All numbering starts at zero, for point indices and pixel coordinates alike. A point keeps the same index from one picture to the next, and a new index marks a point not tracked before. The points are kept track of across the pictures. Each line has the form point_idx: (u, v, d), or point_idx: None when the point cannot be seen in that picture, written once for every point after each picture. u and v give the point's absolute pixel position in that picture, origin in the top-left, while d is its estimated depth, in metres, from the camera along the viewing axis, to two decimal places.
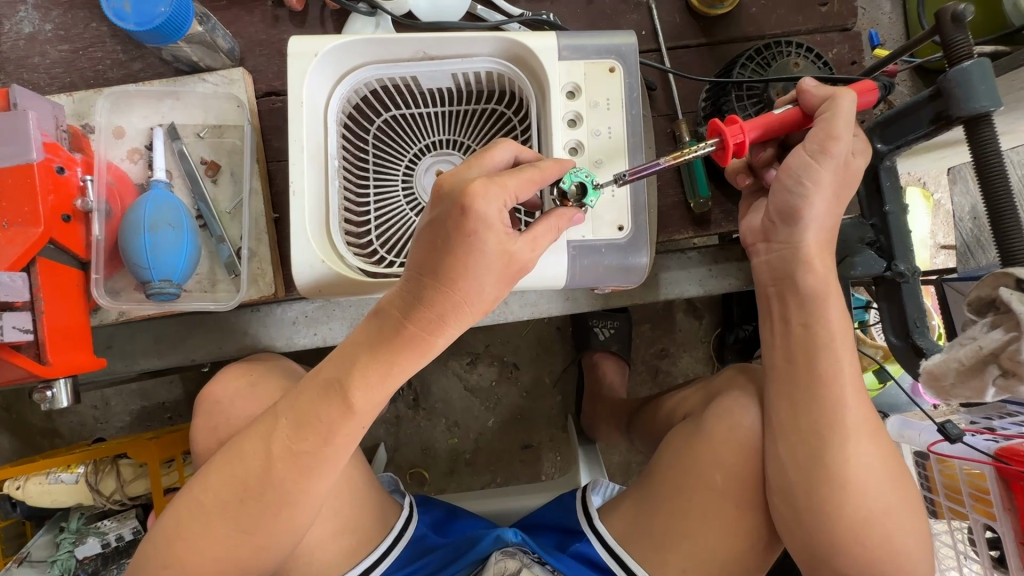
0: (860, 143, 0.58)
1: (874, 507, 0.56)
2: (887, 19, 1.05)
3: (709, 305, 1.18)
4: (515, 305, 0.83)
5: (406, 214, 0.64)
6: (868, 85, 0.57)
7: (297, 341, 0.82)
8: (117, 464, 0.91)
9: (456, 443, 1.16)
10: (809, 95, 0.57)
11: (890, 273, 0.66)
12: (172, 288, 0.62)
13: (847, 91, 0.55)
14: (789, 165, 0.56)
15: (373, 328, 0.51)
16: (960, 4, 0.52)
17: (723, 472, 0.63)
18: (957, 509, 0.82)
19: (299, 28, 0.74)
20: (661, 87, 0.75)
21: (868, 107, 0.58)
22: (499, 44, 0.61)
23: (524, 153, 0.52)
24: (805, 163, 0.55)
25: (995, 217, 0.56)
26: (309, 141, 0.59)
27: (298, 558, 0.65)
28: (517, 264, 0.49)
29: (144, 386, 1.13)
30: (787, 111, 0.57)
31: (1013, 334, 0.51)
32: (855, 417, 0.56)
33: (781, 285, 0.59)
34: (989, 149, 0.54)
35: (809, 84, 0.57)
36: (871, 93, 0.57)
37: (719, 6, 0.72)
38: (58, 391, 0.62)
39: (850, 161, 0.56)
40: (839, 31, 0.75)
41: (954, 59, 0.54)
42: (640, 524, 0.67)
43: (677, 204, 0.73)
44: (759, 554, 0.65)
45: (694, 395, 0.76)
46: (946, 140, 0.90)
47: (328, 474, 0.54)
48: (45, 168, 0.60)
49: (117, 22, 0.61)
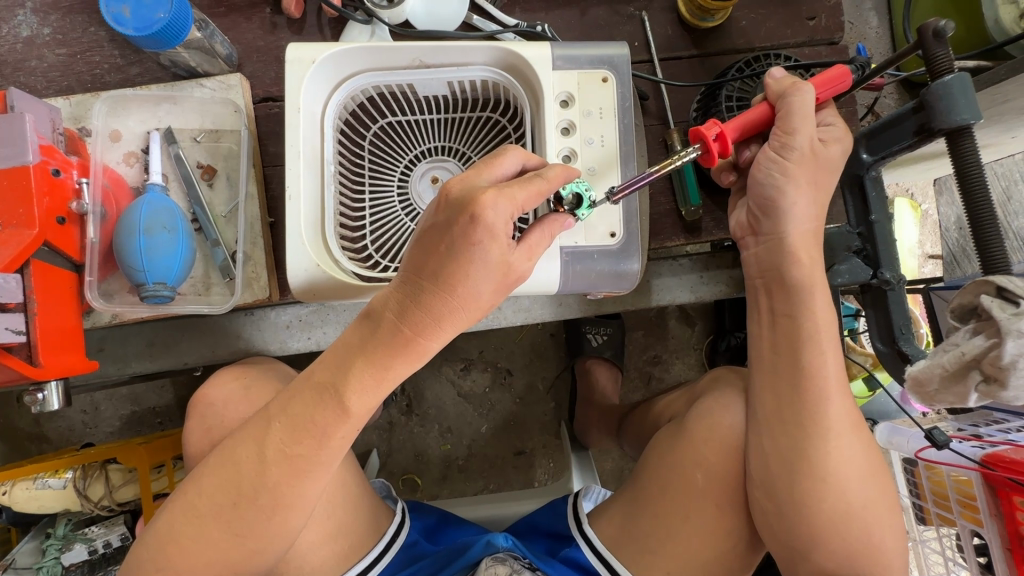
0: (836, 130, 0.59)
1: (853, 500, 0.57)
2: (874, 33, 1.07)
3: (701, 313, 1.19)
4: (509, 310, 0.84)
5: (402, 220, 0.65)
6: (840, 70, 0.58)
7: (291, 345, 0.82)
8: (105, 470, 0.90)
9: (448, 449, 1.16)
10: (773, 88, 0.58)
11: (876, 281, 0.67)
12: (167, 291, 0.63)
13: (808, 83, 0.57)
14: (757, 165, 0.58)
15: (366, 330, 0.52)
16: (942, 21, 0.53)
17: (707, 473, 0.64)
18: (945, 516, 0.83)
19: (296, 35, 0.75)
20: (653, 97, 0.76)
21: (842, 92, 0.59)
22: (495, 53, 0.62)
23: (531, 161, 0.53)
24: (774, 160, 0.57)
25: (976, 227, 0.57)
26: (306, 146, 0.59)
27: (288, 563, 0.65)
28: (514, 274, 0.50)
29: (135, 392, 1.13)
30: (762, 107, 0.58)
31: (994, 340, 0.52)
32: (839, 417, 0.57)
33: (768, 278, 0.61)
34: (971, 161, 0.56)
35: (777, 75, 0.59)
36: (847, 76, 0.58)
37: (710, 20, 0.74)
38: (49, 394, 0.61)
39: (821, 149, 0.57)
40: (827, 44, 0.76)
41: (935, 73, 0.55)
42: (629, 528, 0.67)
43: (669, 211, 0.74)
44: (743, 555, 0.65)
45: (681, 399, 0.77)
46: (932, 152, 0.92)
47: (322, 477, 0.54)
48: (41, 170, 0.60)
49: (116, 27, 0.61)
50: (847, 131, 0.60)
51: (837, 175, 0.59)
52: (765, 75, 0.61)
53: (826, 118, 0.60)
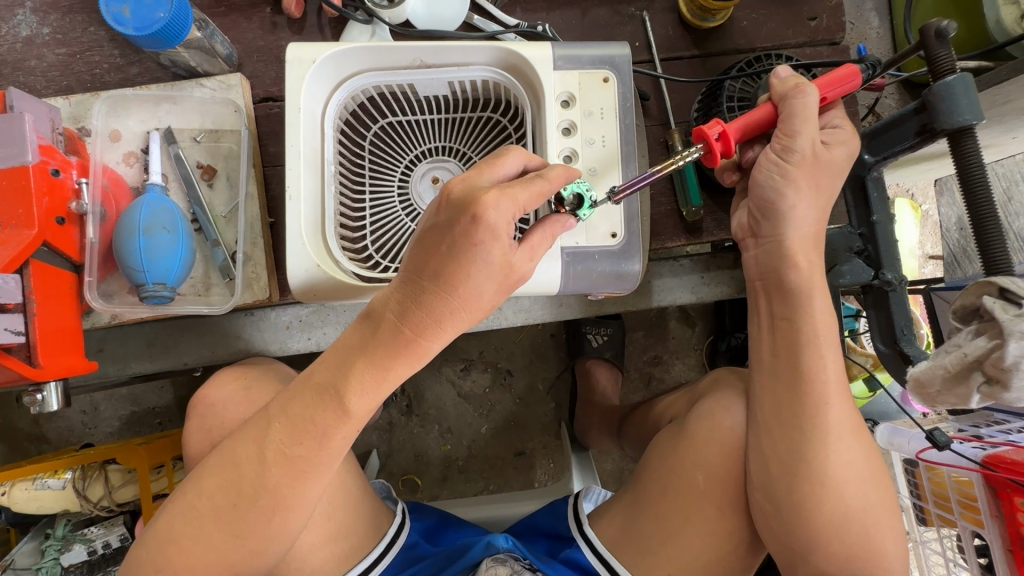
0: (843, 133, 0.59)
1: (853, 503, 0.57)
2: (875, 33, 1.07)
3: (701, 313, 1.19)
4: (509, 311, 0.84)
5: (402, 220, 0.65)
6: (850, 69, 0.57)
7: (291, 345, 0.82)
8: (105, 470, 0.90)
9: (448, 450, 1.16)
10: (777, 89, 0.58)
11: (878, 282, 0.67)
12: (167, 291, 0.62)
13: (812, 84, 0.56)
14: (759, 166, 0.58)
15: (366, 330, 0.51)
16: (943, 21, 0.53)
17: (708, 475, 0.64)
18: (945, 517, 0.83)
19: (297, 35, 0.74)
20: (654, 97, 0.76)
21: (853, 91, 0.59)
22: (496, 54, 0.62)
23: (532, 162, 0.53)
24: (775, 162, 0.57)
25: (978, 227, 0.57)
26: (306, 146, 0.59)
27: (288, 563, 0.64)
28: (515, 275, 0.50)
29: (134, 392, 1.13)
30: (766, 107, 0.58)
31: (997, 341, 0.52)
32: (839, 419, 0.57)
33: (767, 279, 0.61)
34: (973, 161, 0.56)
35: (782, 75, 0.59)
36: (857, 76, 0.57)
37: (711, 20, 0.73)
38: (48, 394, 0.61)
39: (823, 151, 0.57)
40: (828, 44, 0.76)
41: (937, 73, 0.55)
42: (629, 529, 0.67)
43: (670, 212, 0.74)
44: (743, 557, 0.65)
45: (681, 399, 0.77)
46: (933, 152, 0.92)
47: (321, 478, 0.54)
48: (40, 170, 0.60)
49: (116, 27, 0.61)
50: (852, 133, 0.60)
51: (838, 176, 0.59)
52: (772, 75, 0.60)
53: (833, 121, 0.60)
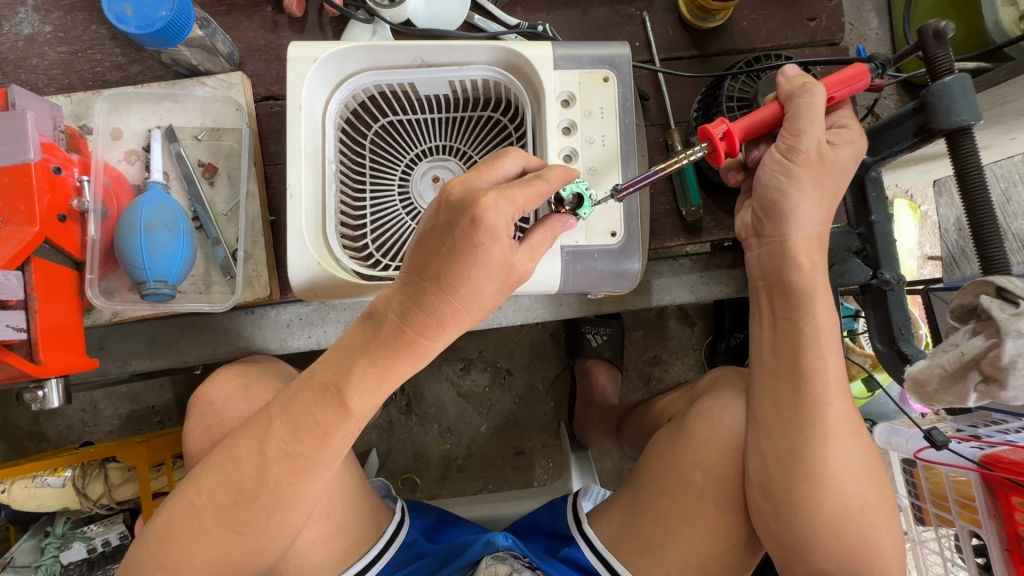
0: (849, 133, 0.59)
1: (851, 502, 0.57)
2: (874, 34, 1.07)
3: (700, 313, 1.19)
4: (509, 310, 0.84)
5: (403, 219, 0.65)
6: (859, 68, 0.57)
7: (291, 344, 0.83)
8: (105, 468, 0.91)
9: (448, 449, 1.16)
10: (783, 88, 0.58)
11: (876, 281, 0.67)
12: (168, 288, 0.63)
13: (819, 84, 0.56)
14: (764, 166, 0.58)
15: (367, 330, 0.52)
16: (942, 22, 0.54)
17: (707, 473, 0.64)
18: (943, 516, 0.83)
19: (298, 33, 0.75)
20: (653, 96, 0.76)
21: (859, 91, 0.59)
22: (496, 53, 0.62)
23: (532, 163, 0.53)
24: (779, 162, 0.57)
25: (976, 227, 0.58)
26: (307, 145, 0.60)
27: (288, 561, 0.65)
28: (516, 274, 0.50)
29: (134, 391, 1.13)
30: (771, 107, 0.58)
31: (994, 340, 0.52)
32: (838, 419, 0.57)
33: (770, 279, 0.61)
34: (971, 161, 0.56)
35: (788, 74, 0.58)
36: (865, 76, 0.57)
37: (710, 20, 0.74)
38: (49, 391, 0.61)
39: (828, 152, 0.57)
40: (828, 44, 0.76)
41: (936, 74, 0.55)
42: (628, 528, 0.67)
43: (669, 211, 0.74)
44: (742, 555, 0.65)
45: (681, 398, 0.77)
46: (931, 153, 0.92)
47: (321, 475, 0.54)
48: (42, 168, 0.60)
49: (118, 25, 0.61)
50: (859, 133, 0.60)
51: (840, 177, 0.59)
52: (779, 73, 0.60)
53: (839, 121, 0.60)
